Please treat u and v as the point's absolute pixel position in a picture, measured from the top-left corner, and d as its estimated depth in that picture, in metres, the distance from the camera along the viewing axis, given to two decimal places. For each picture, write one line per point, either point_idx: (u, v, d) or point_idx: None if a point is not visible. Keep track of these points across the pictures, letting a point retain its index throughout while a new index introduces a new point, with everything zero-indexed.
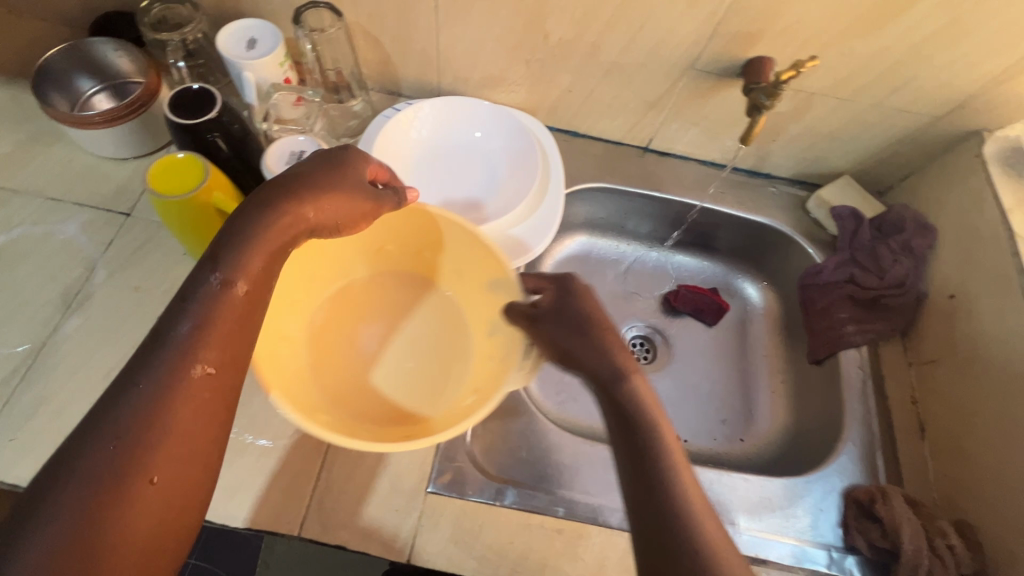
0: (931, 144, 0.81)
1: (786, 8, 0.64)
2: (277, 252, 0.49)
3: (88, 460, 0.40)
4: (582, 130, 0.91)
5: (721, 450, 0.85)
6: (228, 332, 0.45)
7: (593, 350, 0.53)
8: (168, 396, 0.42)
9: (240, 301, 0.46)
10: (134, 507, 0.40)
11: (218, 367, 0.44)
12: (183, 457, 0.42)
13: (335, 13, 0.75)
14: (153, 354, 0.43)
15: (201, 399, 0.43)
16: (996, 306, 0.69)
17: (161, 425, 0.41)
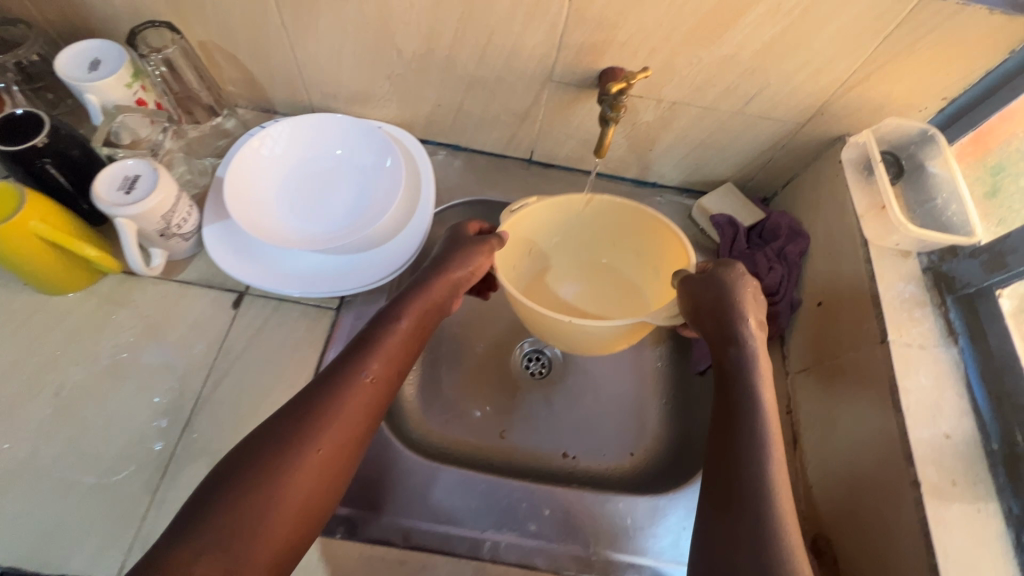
0: (803, 151, 0.80)
1: (623, 19, 0.63)
2: (427, 310, 0.63)
3: (261, 454, 0.50)
4: (463, 144, 0.89)
5: (608, 467, 0.84)
6: (388, 353, 0.59)
7: (732, 324, 0.59)
8: (337, 405, 0.54)
9: (403, 333, 0.61)
10: (298, 479, 0.50)
11: (376, 378, 0.57)
12: (342, 449, 0.53)
13: (172, 31, 0.72)
14: (341, 367, 0.57)
15: (361, 400, 0.56)
16: (852, 312, 0.67)
17: (331, 424, 0.53)
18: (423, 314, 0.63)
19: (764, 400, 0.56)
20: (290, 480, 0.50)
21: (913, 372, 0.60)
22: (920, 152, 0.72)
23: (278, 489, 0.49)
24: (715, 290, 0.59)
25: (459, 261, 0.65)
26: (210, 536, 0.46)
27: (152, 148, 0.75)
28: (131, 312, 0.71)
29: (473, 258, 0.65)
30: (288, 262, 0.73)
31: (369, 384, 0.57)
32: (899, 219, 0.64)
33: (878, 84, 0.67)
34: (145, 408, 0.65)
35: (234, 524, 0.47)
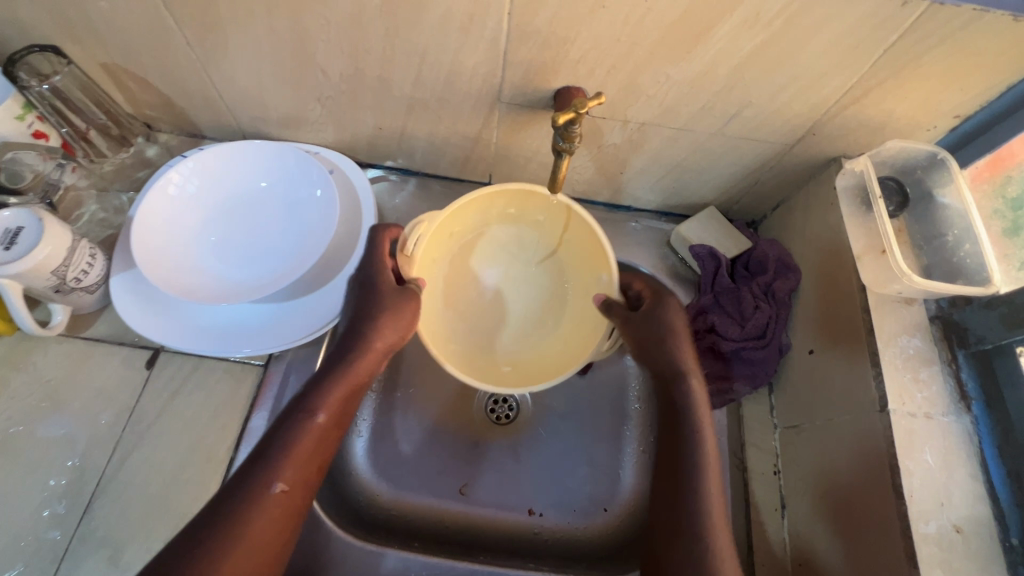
0: (793, 173, 0.70)
1: (573, 34, 0.53)
2: (372, 356, 0.55)
3: (223, 508, 0.45)
4: (413, 168, 0.80)
5: (580, 526, 0.74)
6: (346, 389, 0.53)
7: (663, 357, 0.59)
8: (299, 445, 0.49)
9: (367, 362, 0.54)
10: (259, 520, 0.46)
11: (332, 415, 0.51)
12: (303, 487, 0.49)
13: (60, 54, 0.63)
14: (295, 409, 0.51)
15: (321, 435, 0.51)
16: (849, 369, 0.58)
17: (289, 462, 0.48)
18: (371, 361, 0.55)
19: (706, 440, 0.55)
20: (249, 525, 0.45)
21: (917, 449, 0.51)
22: (927, 178, 0.62)
23: (234, 543, 0.44)
24: (638, 324, 0.60)
25: (391, 309, 0.56)
26: None
27: (46, 190, 0.67)
28: (28, 377, 0.63)
29: (403, 311, 0.57)
30: (211, 319, 0.65)
31: (329, 422, 0.52)
32: (902, 269, 0.54)
33: (879, 101, 0.57)
34: (40, 491, 0.58)
35: None
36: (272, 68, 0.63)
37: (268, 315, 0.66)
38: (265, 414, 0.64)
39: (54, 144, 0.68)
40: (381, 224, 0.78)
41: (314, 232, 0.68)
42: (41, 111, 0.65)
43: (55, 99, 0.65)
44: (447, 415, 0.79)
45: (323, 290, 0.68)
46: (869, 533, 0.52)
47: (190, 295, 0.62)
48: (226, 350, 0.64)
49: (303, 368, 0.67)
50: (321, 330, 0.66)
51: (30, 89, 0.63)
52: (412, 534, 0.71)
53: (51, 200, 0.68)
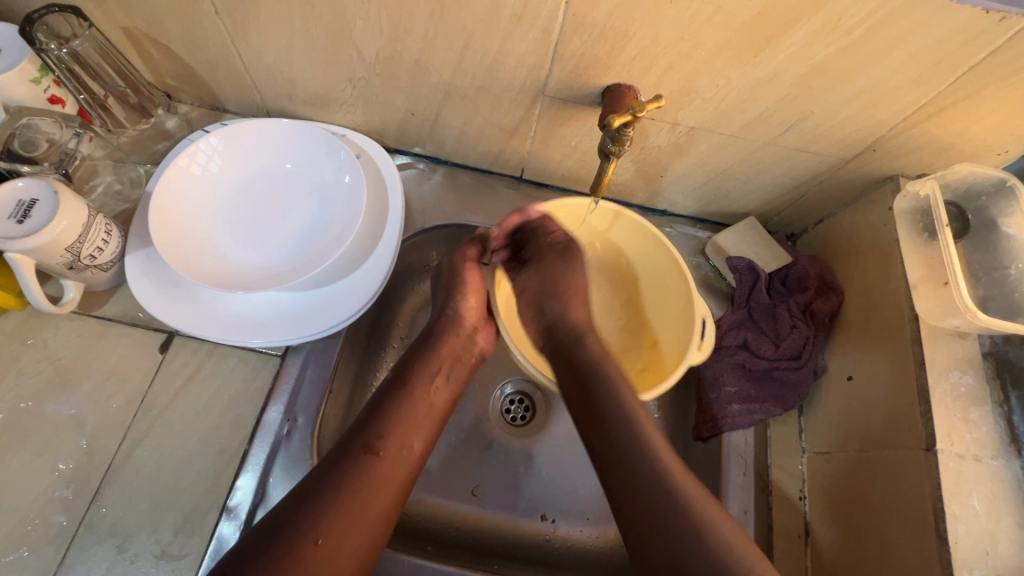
0: (843, 189, 0.66)
1: (633, 29, 0.49)
2: (455, 336, 0.62)
3: (334, 462, 0.50)
4: (443, 157, 0.76)
5: (592, 535, 0.73)
6: (446, 365, 0.60)
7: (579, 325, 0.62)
8: (407, 410, 0.55)
9: (458, 338, 0.62)
10: (360, 484, 0.49)
11: (438, 389, 0.58)
12: (398, 465, 0.51)
13: (79, 16, 0.59)
14: (404, 375, 0.58)
15: (411, 417, 0.55)
16: (893, 402, 0.56)
17: (389, 428, 0.53)
18: (455, 341, 0.62)
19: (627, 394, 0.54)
20: (352, 488, 0.48)
21: (964, 493, 0.50)
22: (992, 207, 0.59)
23: (339, 500, 0.47)
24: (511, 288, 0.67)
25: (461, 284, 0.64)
26: (276, 554, 0.43)
27: (62, 160, 0.62)
28: (37, 355, 0.61)
29: (470, 284, 0.64)
30: (228, 305, 0.63)
31: (424, 395, 0.57)
32: (965, 304, 0.52)
33: (952, 121, 0.53)
34: (47, 475, 0.56)
35: (317, 525, 0.45)
36: (305, 44, 0.59)
37: (288, 304, 0.64)
38: (280, 408, 0.61)
39: (70, 111, 0.65)
40: (406, 214, 0.75)
41: (341, 220, 0.65)
42: (58, 75, 0.62)
43: (73, 63, 0.61)
44: (463, 416, 0.77)
45: (344, 282, 0.65)
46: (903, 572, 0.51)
47: (209, 278, 0.60)
48: (240, 338, 0.61)
49: (321, 362, 0.64)
50: (341, 323, 0.64)
51: (48, 51, 0.59)
52: (423, 536, 0.69)
53: (66, 171, 0.63)
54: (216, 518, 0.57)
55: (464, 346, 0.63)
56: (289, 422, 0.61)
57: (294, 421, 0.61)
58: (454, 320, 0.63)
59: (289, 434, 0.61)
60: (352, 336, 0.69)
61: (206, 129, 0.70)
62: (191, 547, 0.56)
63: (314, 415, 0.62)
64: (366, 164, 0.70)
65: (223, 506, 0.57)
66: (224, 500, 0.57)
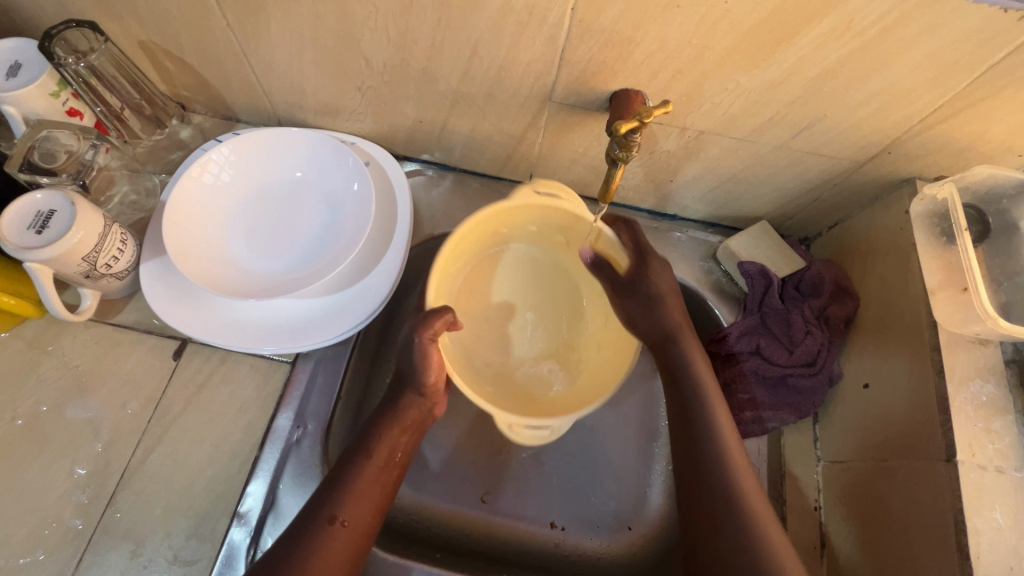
0: (858, 192, 0.65)
1: (640, 34, 0.49)
2: (379, 457, 0.56)
3: None
4: (451, 163, 0.76)
5: (603, 543, 0.72)
6: (367, 493, 0.54)
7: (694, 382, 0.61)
8: (315, 558, 0.50)
9: (384, 459, 0.57)
10: (323, 559, 0.50)
11: (349, 522, 0.52)
12: (362, 522, 0.53)
13: (97, 31, 0.60)
14: (322, 501, 0.53)
15: (370, 477, 0.55)
16: (911, 413, 0.55)
17: (349, 499, 0.53)
18: (415, 412, 0.60)
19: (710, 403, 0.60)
20: (317, 562, 0.49)
21: (986, 506, 0.48)
22: (1014, 209, 0.57)
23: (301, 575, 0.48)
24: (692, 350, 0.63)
25: (420, 361, 0.58)
26: None
27: (80, 171, 0.64)
28: (56, 361, 0.62)
29: (432, 361, 0.58)
30: (240, 312, 0.64)
31: (345, 529, 0.52)
32: (986, 311, 0.51)
33: (970, 122, 0.52)
34: (64, 480, 0.57)
35: None
36: (314, 54, 0.60)
37: (296, 311, 0.64)
38: (287, 416, 0.62)
39: (87, 123, 0.66)
40: (415, 221, 0.75)
41: (349, 229, 0.65)
42: (76, 89, 0.63)
43: (90, 76, 0.62)
44: (472, 422, 0.77)
45: (353, 290, 0.66)
46: None
47: (221, 288, 0.60)
48: (252, 347, 0.62)
49: (330, 370, 0.65)
50: (351, 331, 0.64)
51: (67, 66, 0.60)
52: (432, 543, 0.69)
53: (83, 182, 0.65)
54: (227, 524, 0.57)
55: (425, 413, 0.61)
56: (299, 428, 0.62)
57: (304, 427, 0.62)
58: (379, 438, 0.57)
59: (299, 441, 0.61)
60: (362, 341, 0.69)
61: (219, 139, 0.71)
62: (203, 551, 0.57)
63: (322, 422, 0.63)
64: (375, 171, 0.71)
65: (234, 512, 0.58)
66: (235, 506, 0.58)
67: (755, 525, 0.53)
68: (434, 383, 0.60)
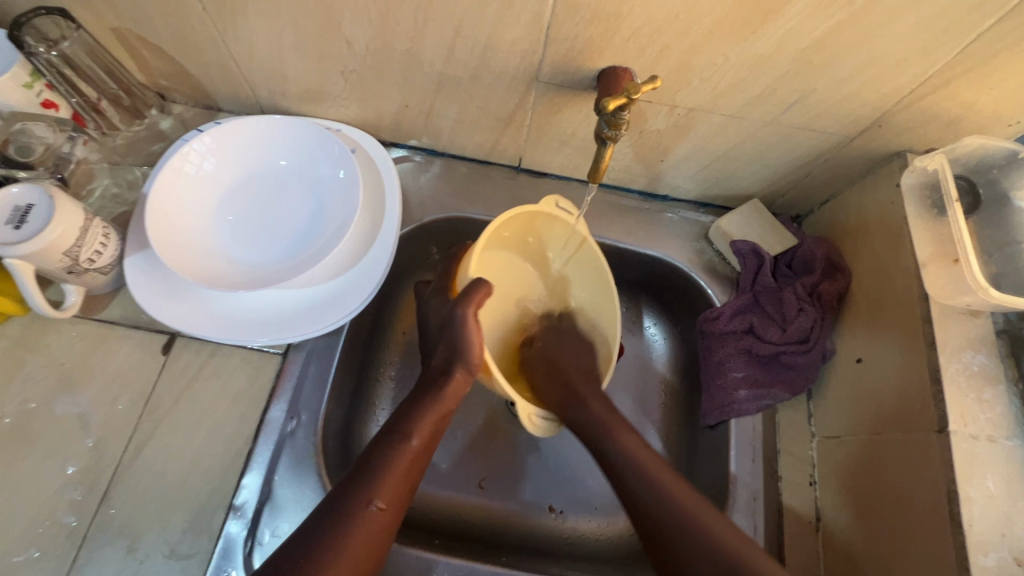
0: (850, 166, 0.65)
1: (626, 9, 0.48)
2: (454, 379, 0.57)
3: (327, 512, 0.49)
4: (439, 148, 0.75)
5: (601, 524, 0.72)
6: (437, 414, 0.56)
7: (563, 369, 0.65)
8: (393, 468, 0.52)
9: (459, 382, 0.57)
10: (357, 540, 0.48)
11: (417, 438, 0.54)
12: (427, 438, 0.55)
13: (68, 18, 0.59)
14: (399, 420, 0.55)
15: (439, 402, 0.57)
16: (903, 387, 0.55)
17: (384, 484, 0.51)
18: (459, 380, 0.57)
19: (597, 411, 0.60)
20: (348, 542, 0.47)
21: (977, 474, 0.49)
22: (1004, 179, 0.57)
23: (383, 475, 0.51)
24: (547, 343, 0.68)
25: (463, 338, 0.57)
26: None
27: (57, 164, 0.63)
28: (43, 359, 0.61)
29: (473, 330, 0.57)
30: (228, 304, 0.63)
31: (418, 446, 0.54)
32: (977, 283, 0.50)
33: (959, 93, 0.52)
34: (56, 477, 0.57)
35: None
36: (294, 39, 0.58)
37: (287, 303, 0.63)
38: (279, 406, 0.62)
39: (64, 115, 0.64)
40: (404, 207, 0.74)
41: (338, 218, 0.64)
42: (49, 79, 0.61)
43: (64, 66, 0.61)
44: (468, 408, 0.77)
45: (344, 280, 0.65)
46: (917, 551, 0.50)
47: (208, 279, 0.59)
48: (243, 339, 0.61)
49: (323, 361, 0.64)
50: (341, 320, 0.63)
51: (38, 55, 0.58)
52: (430, 529, 0.69)
53: (62, 175, 0.64)
54: (223, 517, 0.57)
55: (463, 394, 0.58)
56: (293, 419, 0.62)
57: (298, 418, 0.62)
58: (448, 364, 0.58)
59: (294, 432, 0.61)
60: (354, 330, 0.69)
61: (200, 128, 0.70)
62: (201, 544, 0.56)
63: (315, 413, 0.62)
64: (362, 158, 0.70)
65: (230, 504, 0.58)
66: (231, 498, 0.58)
67: (690, 511, 0.52)
68: (481, 364, 0.58)
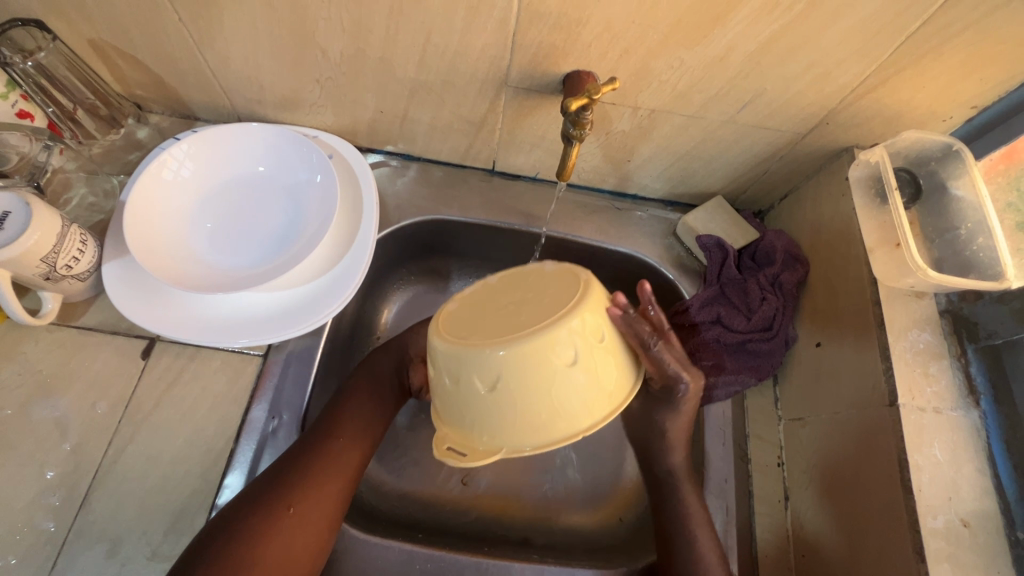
0: (804, 162, 0.69)
1: (586, 15, 0.51)
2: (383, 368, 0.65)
3: (245, 513, 0.53)
4: (415, 153, 0.78)
5: (582, 515, 0.74)
6: (363, 416, 0.62)
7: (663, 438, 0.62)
8: (318, 469, 0.56)
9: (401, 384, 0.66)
10: (277, 543, 0.52)
11: (346, 441, 0.59)
12: (358, 438, 0.60)
13: (43, 29, 0.60)
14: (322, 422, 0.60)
15: (362, 405, 0.62)
16: (858, 365, 0.58)
17: (305, 486, 0.55)
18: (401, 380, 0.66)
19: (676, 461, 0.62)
20: (268, 545, 0.52)
21: (926, 444, 0.52)
22: (941, 171, 0.61)
23: (308, 474, 0.55)
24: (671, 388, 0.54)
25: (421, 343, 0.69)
26: None
27: (33, 173, 0.65)
28: (18, 367, 0.61)
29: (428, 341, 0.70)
30: (207, 307, 0.63)
31: (341, 448, 0.58)
32: (917, 264, 0.54)
33: (896, 91, 0.56)
34: (33, 484, 0.56)
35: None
36: (270, 47, 0.60)
37: (265, 305, 0.64)
38: (259, 408, 0.63)
39: (40, 124, 0.64)
40: (381, 210, 0.76)
41: (316, 221, 0.65)
42: (25, 89, 0.62)
43: (40, 77, 0.62)
44: None
45: (321, 281, 0.66)
46: (875, 519, 0.53)
47: (186, 282, 0.60)
48: (222, 341, 0.62)
49: (303, 362, 0.66)
50: (320, 321, 0.64)
51: (14, 65, 0.59)
52: (414, 526, 0.69)
53: (38, 183, 0.65)
54: (205, 517, 0.58)
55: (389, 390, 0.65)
56: (274, 419, 0.63)
57: (279, 418, 0.63)
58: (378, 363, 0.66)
59: (275, 431, 0.62)
60: (333, 333, 0.70)
61: (177, 137, 0.71)
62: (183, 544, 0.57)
63: (296, 414, 0.64)
64: (338, 164, 0.71)
65: (212, 505, 0.58)
66: (212, 500, 0.58)
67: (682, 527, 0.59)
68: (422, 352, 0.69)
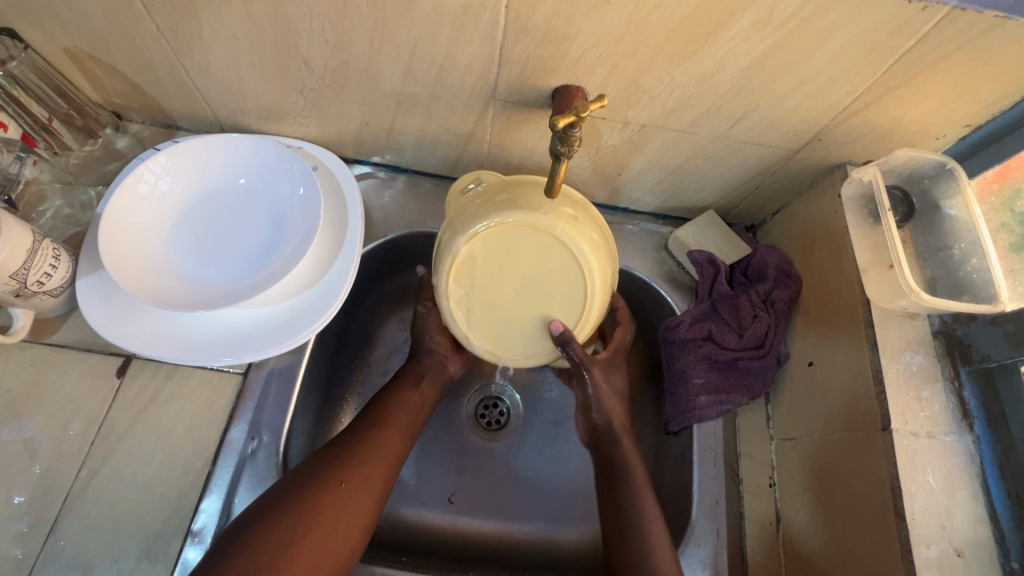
0: (796, 178, 0.68)
1: (574, 30, 0.50)
2: (430, 362, 0.71)
3: (295, 488, 0.55)
4: (402, 165, 0.76)
5: (571, 536, 0.73)
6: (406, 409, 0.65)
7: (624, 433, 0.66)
8: (365, 450, 0.59)
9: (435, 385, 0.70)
10: (328, 515, 0.54)
11: (389, 427, 0.62)
12: (403, 427, 0.64)
13: (16, 38, 0.59)
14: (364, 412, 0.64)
15: (407, 399, 0.66)
16: (850, 387, 0.57)
17: (356, 464, 0.58)
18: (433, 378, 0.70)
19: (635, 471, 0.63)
20: (318, 520, 0.53)
21: (919, 470, 0.51)
22: (934, 189, 0.61)
23: (356, 454, 0.58)
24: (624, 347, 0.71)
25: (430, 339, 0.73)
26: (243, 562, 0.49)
27: (5, 186, 0.62)
28: None
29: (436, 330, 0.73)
30: (185, 324, 0.62)
31: (388, 434, 0.62)
32: (909, 287, 0.53)
33: (889, 109, 0.55)
34: (0, 509, 0.54)
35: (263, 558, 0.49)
36: (251, 58, 0.58)
37: (246, 322, 0.63)
38: (238, 429, 0.61)
39: (13, 135, 0.63)
40: (368, 224, 0.74)
41: (299, 235, 0.63)
42: None
43: (12, 87, 0.60)
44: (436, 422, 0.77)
45: (303, 297, 0.64)
46: (867, 546, 0.52)
47: (164, 299, 0.58)
48: (201, 360, 0.60)
49: (285, 380, 0.65)
50: (303, 337, 0.63)
51: None
52: (398, 548, 0.68)
53: (10, 197, 0.62)
54: (179, 544, 0.56)
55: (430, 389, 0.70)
56: (254, 440, 0.62)
57: (259, 439, 0.62)
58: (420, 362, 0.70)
59: (255, 453, 0.61)
60: (316, 350, 0.69)
61: (157, 147, 0.69)
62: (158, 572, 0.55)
63: (276, 434, 0.62)
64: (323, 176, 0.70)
65: (188, 530, 0.57)
66: (188, 525, 0.57)
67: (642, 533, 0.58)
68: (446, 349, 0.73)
